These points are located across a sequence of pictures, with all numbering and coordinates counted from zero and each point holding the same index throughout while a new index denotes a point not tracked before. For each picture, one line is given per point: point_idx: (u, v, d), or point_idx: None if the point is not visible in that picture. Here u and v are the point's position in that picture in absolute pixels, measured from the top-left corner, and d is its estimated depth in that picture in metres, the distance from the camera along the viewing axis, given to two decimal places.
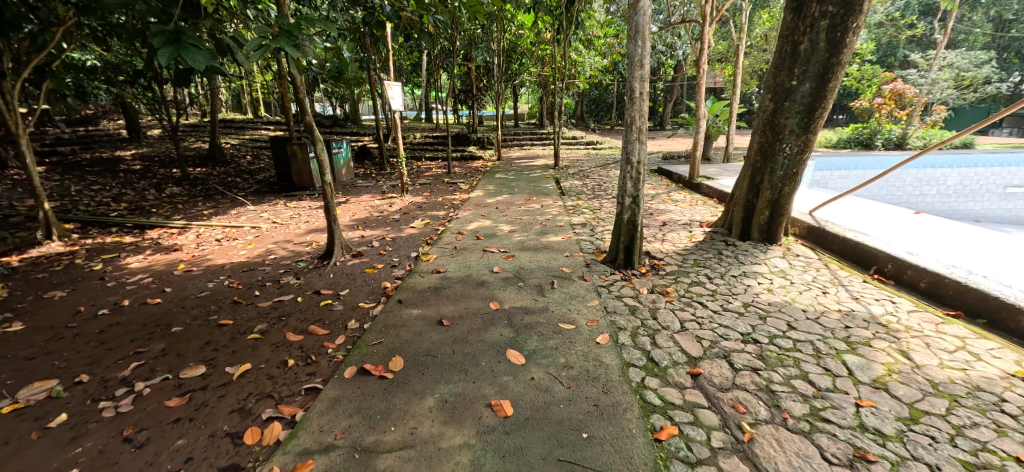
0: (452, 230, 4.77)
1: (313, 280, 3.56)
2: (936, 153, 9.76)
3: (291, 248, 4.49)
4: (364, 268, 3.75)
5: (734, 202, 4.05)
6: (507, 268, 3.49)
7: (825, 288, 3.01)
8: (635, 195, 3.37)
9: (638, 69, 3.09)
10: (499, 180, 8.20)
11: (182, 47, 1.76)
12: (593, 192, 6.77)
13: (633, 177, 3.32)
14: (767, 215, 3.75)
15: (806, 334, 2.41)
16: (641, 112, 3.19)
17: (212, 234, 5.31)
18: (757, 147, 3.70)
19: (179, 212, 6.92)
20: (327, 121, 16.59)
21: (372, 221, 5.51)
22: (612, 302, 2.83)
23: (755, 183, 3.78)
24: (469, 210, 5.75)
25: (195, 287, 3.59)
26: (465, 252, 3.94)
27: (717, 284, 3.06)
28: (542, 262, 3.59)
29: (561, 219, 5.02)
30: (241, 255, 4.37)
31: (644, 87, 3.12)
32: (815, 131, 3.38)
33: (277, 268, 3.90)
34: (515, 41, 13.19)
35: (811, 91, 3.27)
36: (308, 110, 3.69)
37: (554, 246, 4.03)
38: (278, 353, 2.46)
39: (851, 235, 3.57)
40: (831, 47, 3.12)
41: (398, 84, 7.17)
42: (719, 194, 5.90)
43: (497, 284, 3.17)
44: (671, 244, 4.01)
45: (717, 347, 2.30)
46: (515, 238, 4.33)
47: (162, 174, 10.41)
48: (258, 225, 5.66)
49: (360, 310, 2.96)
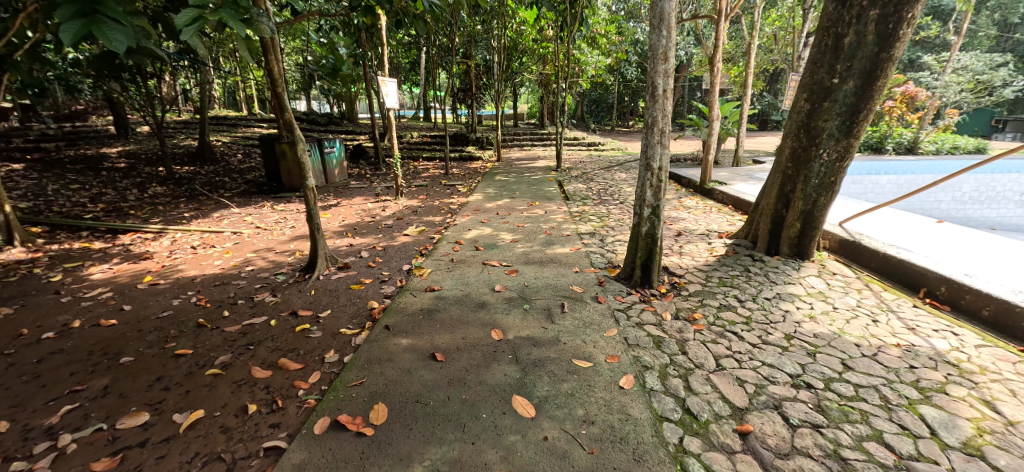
0: (449, 238, 4.38)
1: (292, 298, 3.15)
2: (951, 161, 9.49)
3: (271, 258, 4.08)
4: (350, 284, 3.36)
5: (760, 212, 3.68)
6: (511, 287, 3.09)
7: (874, 315, 2.63)
8: (654, 205, 2.98)
9: (662, 63, 2.69)
10: (499, 183, 7.82)
11: (97, 20, 1.40)
12: (599, 197, 6.39)
13: (653, 184, 2.95)
14: (798, 228, 3.37)
15: (867, 377, 2.03)
16: (665, 112, 2.79)
17: (188, 241, 4.90)
18: (788, 152, 3.31)
19: (159, 215, 6.50)
20: (323, 120, 16.17)
21: (363, 227, 5.10)
22: (633, 331, 2.44)
23: (785, 192, 3.40)
24: (467, 215, 5.36)
25: (158, 305, 3.18)
26: (462, 266, 3.54)
27: (751, 309, 2.68)
28: (549, 279, 3.20)
29: (568, 227, 4.64)
30: (215, 266, 3.96)
31: (669, 81, 2.72)
32: (859, 133, 2.98)
33: (253, 283, 3.49)
34: (516, 38, 12.78)
35: (856, 90, 2.89)
36: (287, 107, 3.31)
37: (561, 259, 3.64)
38: (239, 395, 2.07)
39: (893, 252, 3.20)
40: (881, 40, 2.74)
41: (393, 80, 6.73)
42: (734, 200, 5.53)
43: (499, 307, 2.78)
44: (690, 258, 3.63)
45: (764, 394, 1.92)
46: (518, 249, 3.95)
47: (148, 172, 10.00)
48: (239, 231, 5.25)
49: (340, 338, 2.56)
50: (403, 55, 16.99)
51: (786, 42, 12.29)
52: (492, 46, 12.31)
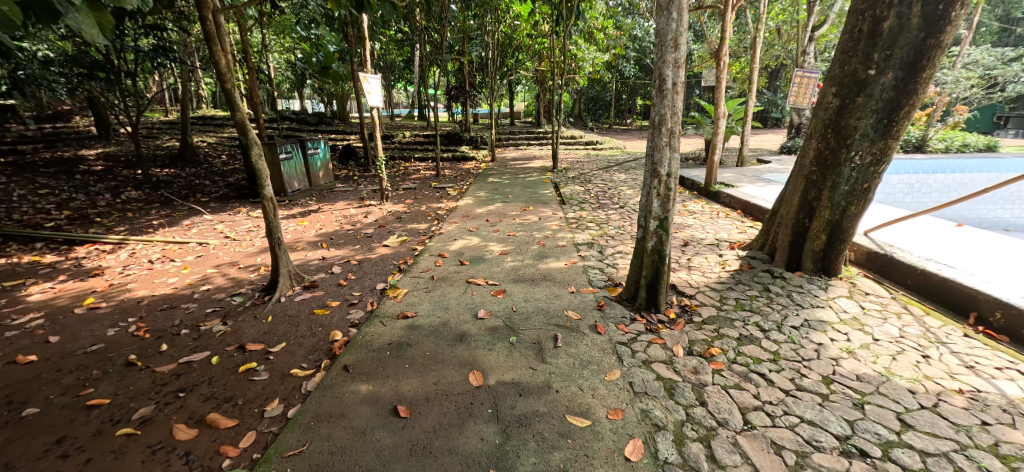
0: (432, 251, 3.95)
1: (244, 327, 2.72)
2: (965, 159, 9.12)
3: (231, 275, 3.65)
4: (314, 308, 2.93)
5: (779, 222, 3.29)
6: (496, 312, 2.66)
7: (923, 349, 2.23)
8: (662, 217, 2.57)
9: (672, 51, 2.28)
10: (493, 185, 7.42)
11: None
12: (598, 200, 6.00)
13: (660, 194, 2.53)
14: (823, 240, 2.97)
15: (933, 441, 1.62)
16: (676, 109, 2.37)
17: (147, 254, 4.46)
18: (813, 155, 2.92)
19: (127, 223, 6.06)
20: (313, 119, 15.72)
21: (340, 237, 4.68)
22: (639, 374, 2.02)
23: (808, 199, 3.00)
24: (454, 223, 4.94)
25: (90, 336, 2.76)
26: (443, 285, 3.11)
27: (777, 342, 2.28)
28: (541, 302, 2.78)
29: (563, 236, 4.24)
30: (167, 285, 3.52)
31: (682, 73, 2.31)
32: (899, 133, 2.57)
33: (204, 307, 3.07)
34: (511, 33, 12.30)
35: (895, 83, 2.49)
36: (237, 103, 2.81)
37: (556, 276, 3.22)
38: (148, 468, 1.64)
39: (935, 268, 2.79)
40: (927, 24, 2.34)
41: (376, 76, 6.23)
42: (743, 204, 5.13)
43: (481, 340, 2.36)
44: (700, 274, 3.23)
45: (809, 467, 1.50)
46: (507, 263, 3.53)
47: (126, 175, 9.53)
48: (205, 241, 4.81)
49: (291, 381, 2.14)
50: (395, 52, 16.48)
51: (790, 36, 11.87)
52: (486, 43, 11.89)
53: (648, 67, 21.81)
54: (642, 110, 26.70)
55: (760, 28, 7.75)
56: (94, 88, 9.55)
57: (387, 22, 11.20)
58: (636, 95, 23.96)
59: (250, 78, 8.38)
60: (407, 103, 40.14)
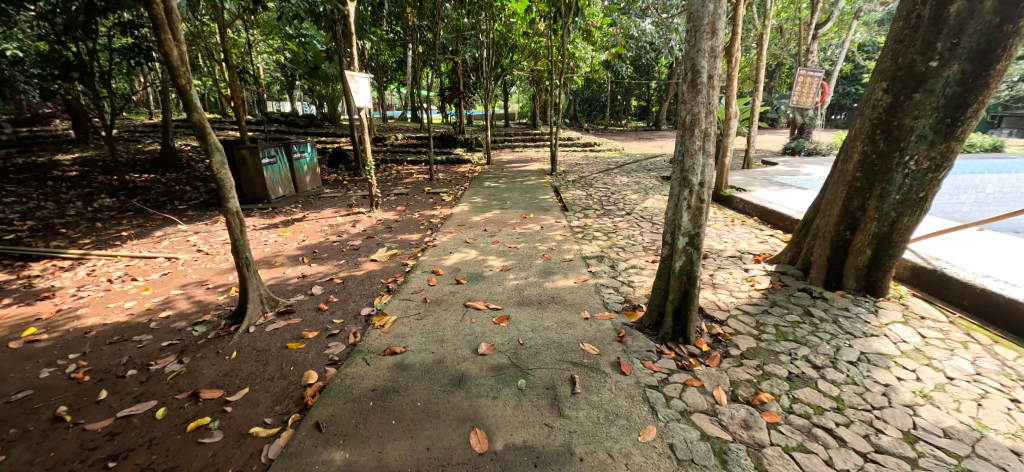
0: (424, 267, 3.54)
1: (200, 368, 2.30)
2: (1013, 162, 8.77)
3: (196, 299, 3.22)
4: (287, 341, 2.52)
5: (815, 233, 2.95)
6: (500, 346, 2.27)
7: (1011, 391, 1.87)
8: (692, 234, 2.20)
9: (708, 38, 1.91)
10: (490, 189, 7.04)
11: None
12: (602, 206, 5.63)
13: (692, 206, 2.16)
14: (868, 256, 2.62)
15: None
16: (711, 107, 2.00)
17: (107, 272, 4.00)
18: (857, 160, 2.58)
19: (94, 234, 5.59)
20: (302, 121, 15.27)
21: (324, 250, 4.26)
22: (679, 433, 1.64)
23: (851, 209, 2.65)
24: (449, 233, 4.54)
25: (17, 378, 2.33)
26: (437, 311, 2.70)
27: (837, 385, 1.91)
28: (551, 332, 2.38)
29: (570, 247, 3.86)
30: (123, 312, 3.09)
31: (721, 64, 1.95)
32: (964, 134, 2.21)
33: (159, 340, 2.64)
34: (506, 31, 11.90)
35: (961, 76, 2.15)
36: (193, 102, 2.39)
37: (565, 297, 2.83)
38: None
39: (1002, 289, 2.42)
40: (1004, 7, 2.00)
41: (363, 74, 5.77)
42: (759, 210, 4.79)
43: (483, 385, 1.96)
44: (728, 293, 2.86)
45: None
46: (509, 282, 3.13)
47: (102, 181, 9.02)
48: (175, 256, 4.36)
49: (250, 444, 1.74)
50: (386, 52, 16.06)
51: (792, 36, 11.61)
52: (481, 42, 11.49)
53: (644, 68, 21.59)
54: (637, 110, 26.47)
55: (767, 25, 7.45)
56: (71, 93, 9.09)
57: (378, 20, 10.77)
58: (631, 95, 23.75)
59: (231, 78, 7.97)
60: (399, 105, 39.81)
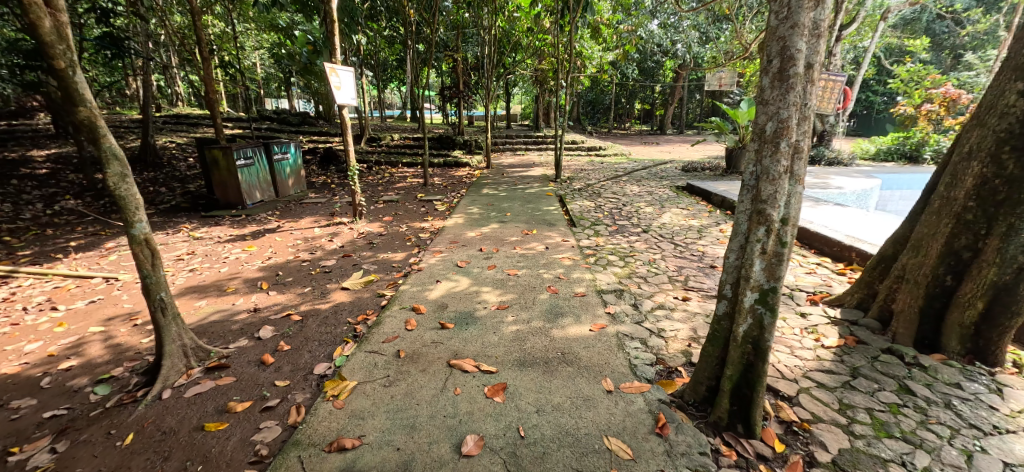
0: (403, 301, 2.89)
1: (74, 463, 1.64)
2: None
3: (115, 342, 2.56)
4: (207, 417, 1.86)
5: (900, 275, 2.31)
6: (496, 443, 1.61)
7: None
8: (767, 289, 1.55)
9: (811, 7, 1.30)
10: (489, 198, 6.42)
11: None
12: (614, 221, 4.99)
13: (770, 252, 1.52)
14: (980, 310, 1.98)
15: None
16: (807, 109, 1.37)
17: (28, 296, 3.34)
18: (971, 184, 1.96)
19: (39, 243, 4.93)
20: (296, 120, 14.68)
21: (289, 272, 3.61)
22: None
23: (958, 249, 2.02)
24: (439, 252, 3.90)
25: None
26: (413, 373, 2.06)
27: None
28: (564, 417, 1.74)
29: (581, 276, 3.22)
30: (16, 359, 2.41)
31: (825, 48, 1.32)
32: None
33: (41, 409, 1.98)
34: (508, 28, 11.25)
35: None
36: (78, 91, 1.75)
37: (579, 355, 2.18)
38: None
39: None
40: None
41: (345, 67, 5.16)
42: (798, 231, 4.14)
43: None
44: (791, 353, 2.20)
45: None
46: (506, 329, 2.47)
47: (72, 181, 8.36)
48: (114, 277, 3.68)
49: None
50: (385, 50, 15.45)
51: None
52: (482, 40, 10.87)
53: (650, 70, 21.06)
54: (642, 114, 25.91)
55: None
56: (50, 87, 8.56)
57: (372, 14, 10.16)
58: (636, 98, 23.19)
59: (208, 68, 7.54)
60: (400, 105, 39.43)
